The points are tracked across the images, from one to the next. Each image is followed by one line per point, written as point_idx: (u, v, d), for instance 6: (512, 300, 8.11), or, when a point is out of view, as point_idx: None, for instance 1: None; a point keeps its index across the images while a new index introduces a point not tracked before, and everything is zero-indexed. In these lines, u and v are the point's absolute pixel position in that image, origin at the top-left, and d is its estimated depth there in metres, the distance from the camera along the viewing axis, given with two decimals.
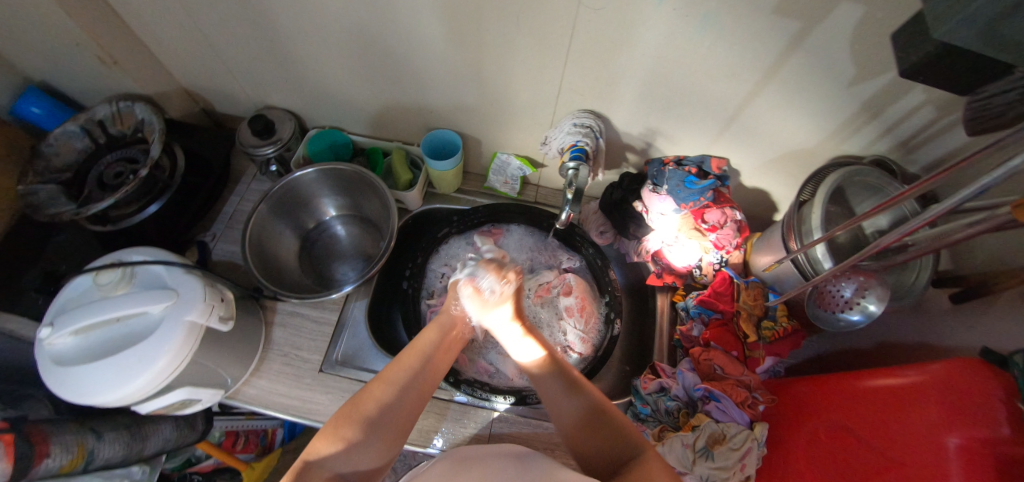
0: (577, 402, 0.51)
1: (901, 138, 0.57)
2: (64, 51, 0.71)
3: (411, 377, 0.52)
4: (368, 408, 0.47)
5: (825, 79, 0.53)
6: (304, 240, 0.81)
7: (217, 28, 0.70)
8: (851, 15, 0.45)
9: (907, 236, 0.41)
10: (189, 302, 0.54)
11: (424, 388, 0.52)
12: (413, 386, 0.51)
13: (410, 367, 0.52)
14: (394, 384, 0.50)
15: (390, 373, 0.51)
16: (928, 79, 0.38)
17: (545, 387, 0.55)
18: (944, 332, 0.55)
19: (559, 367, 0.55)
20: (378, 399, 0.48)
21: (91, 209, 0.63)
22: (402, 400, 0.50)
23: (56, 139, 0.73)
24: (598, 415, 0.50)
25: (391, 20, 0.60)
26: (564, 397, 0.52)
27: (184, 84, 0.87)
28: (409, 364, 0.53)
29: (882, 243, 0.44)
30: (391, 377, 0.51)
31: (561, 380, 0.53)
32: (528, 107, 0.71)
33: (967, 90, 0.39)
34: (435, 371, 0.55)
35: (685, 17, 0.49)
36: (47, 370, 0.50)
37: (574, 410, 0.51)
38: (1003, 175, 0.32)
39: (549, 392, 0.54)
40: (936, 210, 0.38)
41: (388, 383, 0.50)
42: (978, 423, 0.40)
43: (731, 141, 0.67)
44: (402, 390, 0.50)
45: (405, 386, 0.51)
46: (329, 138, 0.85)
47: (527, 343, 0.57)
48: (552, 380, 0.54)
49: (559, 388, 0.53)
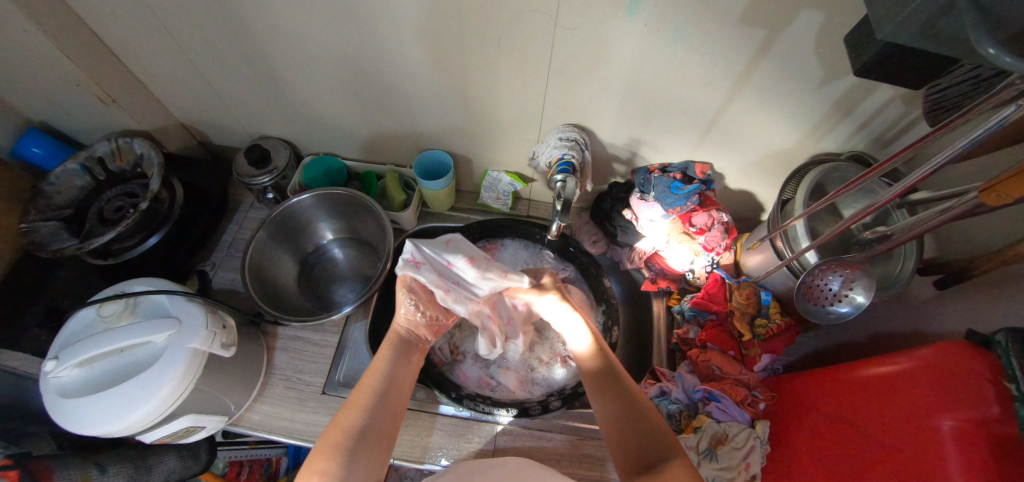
0: (614, 407, 0.53)
1: (874, 133, 0.60)
2: (66, 92, 0.74)
3: (376, 399, 0.54)
4: (340, 434, 0.50)
5: (795, 82, 0.56)
6: (303, 264, 0.82)
7: (215, 64, 0.73)
8: (813, 22, 0.48)
9: (878, 208, 0.45)
10: (192, 329, 0.55)
11: (390, 409, 0.54)
12: (378, 410, 0.53)
13: (372, 390, 0.55)
14: (359, 409, 0.52)
15: (355, 398, 0.53)
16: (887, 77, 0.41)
17: (591, 385, 0.57)
18: (931, 318, 0.56)
19: (610, 368, 0.57)
20: (346, 424, 0.51)
21: (93, 243, 0.65)
22: (372, 423, 0.52)
23: (57, 177, 0.74)
24: (638, 412, 0.52)
25: (381, 48, 0.63)
26: (606, 397, 0.54)
27: (181, 118, 0.89)
28: (370, 386, 0.55)
29: (857, 215, 0.48)
30: (356, 403, 0.53)
31: (608, 379, 0.56)
32: (516, 123, 0.73)
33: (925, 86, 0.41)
34: (399, 390, 0.57)
35: (658, 31, 0.53)
36: (51, 404, 0.50)
37: (613, 408, 0.53)
38: (952, 155, 0.35)
39: (594, 390, 0.56)
40: (901, 183, 0.42)
41: (354, 408, 0.52)
42: (969, 403, 0.41)
43: (713, 146, 0.70)
44: (367, 413, 0.52)
45: (371, 408, 0.53)
46: (324, 164, 0.87)
47: (579, 326, 0.64)
48: (599, 380, 0.57)
49: (603, 387, 0.55)
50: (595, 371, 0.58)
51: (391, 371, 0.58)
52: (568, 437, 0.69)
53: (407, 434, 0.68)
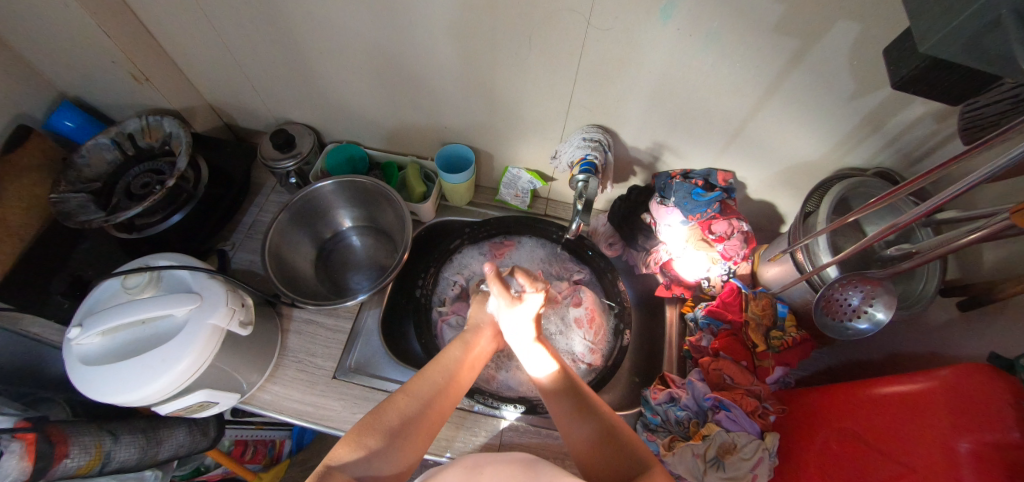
0: (589, 426, 0.51)
1: (902, 150, 0.60)
2: (102, 68, 0.76)
3: (431, 394, 0.54)
4: (390, 418, 0.50)
5: (824, 95, 0.56)
6: (321, 250, 0.84)
7: (245, 46, 0.73)
8: (849, 33, 0.48)
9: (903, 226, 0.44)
10: (213, 305, 0.56)
11: (441, 407, 0.54)
12: (430, 404, 0.53)
13: (428, 381, 0.55)
14: (428, 379, 0.55)
15: (412, 388, 0.54)
16: (923, 81, 0.41)
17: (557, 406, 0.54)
18: (954, 339, 0.55)
19: (574, 384, 0.55)
20: (400, 410, 0.52)
21: (119, 217, 0.66)
22: (422, 413, 0.52)
23: (88, 151, 0.76)
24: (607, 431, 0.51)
25: (409, 40, 0.64)
26: (573, 418, 0.52)
27: (209, 100, 0.91)
28: (433, 378, 0.56)
29: (878, 234, 0.47)
30: (413, 391, 0.54)
31: (572, 400, 0.54)
32: (540, 121, 0.73)
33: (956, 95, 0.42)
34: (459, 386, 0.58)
35: (689, 36, 0.53)
36: (73, 369, 0.51)
37: (582, 429, 0.51)
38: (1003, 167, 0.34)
39: (558, 411, 0.54)
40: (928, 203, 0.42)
41: (411, 395, 0.53)
42: (987, 426, 0.40)
43: (736, 154, 0.70)
44: (420, 403, 0.53)
45: (426, 401, 0.53)
46: (346, 152, 0.88)
47: (541, 355, 0.60)
48: (562, 397, 0.55)
49: (569, 408, 0.53)
50: (554, 390, 0.56)
51: (452, 366, 0.58)
52: None
53: None
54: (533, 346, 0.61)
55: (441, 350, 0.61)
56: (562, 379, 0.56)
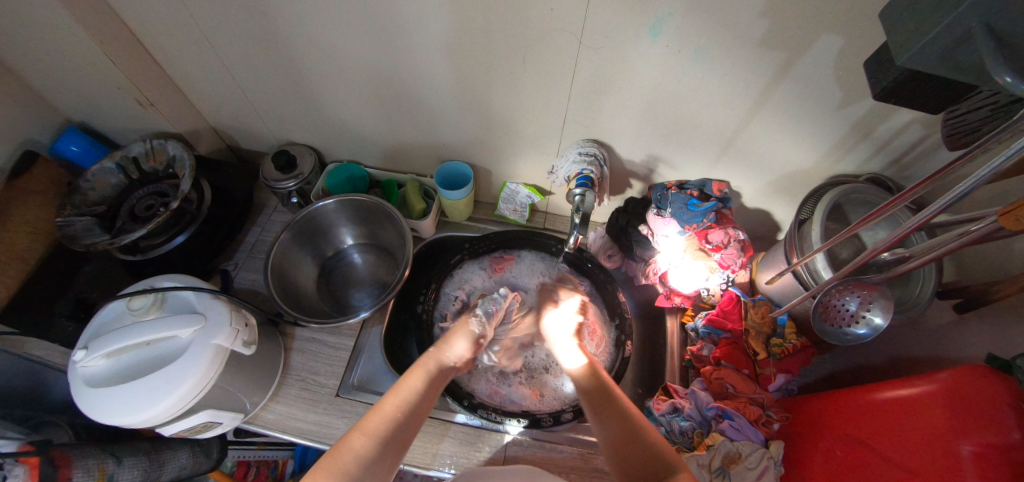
0: (614, 425, 0.52)
1: (891, 157, 0.61)
2: (109, 94, 0.78)
3: (416, 397, 0.54)
4: (376, 420, 0.50)
5: (813, 105, 0.57)
6: (323, 268, 0.84)
7: (248, 70, 0.76)
8: (833, 46, 0.50)
9: (901, 236, 0.45)
10: (216, 325, 0.57)
11: (422, 408, 0.53)
12: (395, 436, 0.49)
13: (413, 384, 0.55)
14: (412, 383, 0.55)
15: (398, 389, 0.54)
16: (905, 91, 0.42)
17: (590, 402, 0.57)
18: (953, 342, 0.56)
19: (606, 387, 0.57)
20: (385, 412, 0.51)
21: (124, 239, 0.67)
22: (409, 415, 0.51)
23: (94, 175, 0.78)
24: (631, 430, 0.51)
25: (407, 61, 0.66)
26: (601, 417, 0.54)
27: (213, 123, 0.93)
28: (392, 406, 0.51)
29: (879, 245, 0.48)
30: (370, 426, 0.49)
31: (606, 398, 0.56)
32: (537, 136, 0.75)
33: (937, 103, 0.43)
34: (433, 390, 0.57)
35: (679, 52, 0.55)
36: (78, 392, 0.52)
37: (612, 428, 0.52)
38: (989, 176, 0.35)
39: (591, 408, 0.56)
40: (923, 212, 0.42)
41: (371, 429, 0.49)
42: (987, 429, 0.41)
43: (730, 164, 0.71)
44: (405, 403, 0.52)
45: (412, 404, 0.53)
46: (347, 171, 0.89)
47: (576, 352, 0.65)
48: (594, 398, 0.57)
49: (601, 407, 0.55)
50: (590, 387, 0.58)
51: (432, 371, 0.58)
52: (578, 450, 0.68)
53: (419, 440, 0.68)
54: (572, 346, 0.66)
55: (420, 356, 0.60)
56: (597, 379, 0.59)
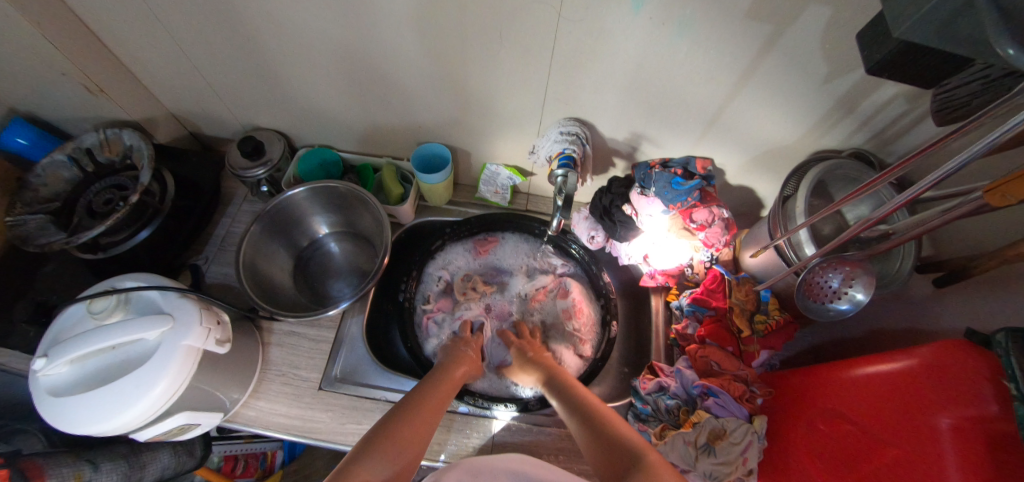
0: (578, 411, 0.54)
1: (877, 130, 0.59)
2: (51, 81, 0.72)
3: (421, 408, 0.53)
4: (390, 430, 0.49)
5: (798, 78, 0.55)
6: (298, 259, 0.81)
7: (201, 51, 0.70)
8: (822, 14, 0.47)
9: (887, 213, 0.43)
10: (185, 327, 0.54)
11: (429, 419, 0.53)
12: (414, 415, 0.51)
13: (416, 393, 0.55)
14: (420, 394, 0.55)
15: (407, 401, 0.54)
16: (896, 62, 0.40)
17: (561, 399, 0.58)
18: (931, 316, 0.56)
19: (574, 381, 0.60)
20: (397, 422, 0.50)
21: (81, 238, 0.63)
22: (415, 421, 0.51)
23: (44, 170, 0.73)
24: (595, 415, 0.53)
25: (373, 39, 0.62)
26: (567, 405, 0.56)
27: (171, 109, 0.87)
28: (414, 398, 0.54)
29: (862, 225, 0.47)
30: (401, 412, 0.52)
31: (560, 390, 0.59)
32: (515, 116, 0.72)
33: (927, 75, 0.41)
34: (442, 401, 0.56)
35: (662, 24, 0.51)
36: (41, 401, 0.49)
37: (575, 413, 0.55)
38: (982, 151, 0.34)
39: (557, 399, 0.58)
40: (910, 190, 0.41)
41: (398, 412, 0.51)
42: (967, 401, 0.41)
43: (714, 141, 0.69)
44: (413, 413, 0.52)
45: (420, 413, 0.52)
46: (318, 157, 0.85)
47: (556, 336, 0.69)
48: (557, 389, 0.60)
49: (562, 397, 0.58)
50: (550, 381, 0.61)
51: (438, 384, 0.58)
52: (565, 431, 0.69)
53: None
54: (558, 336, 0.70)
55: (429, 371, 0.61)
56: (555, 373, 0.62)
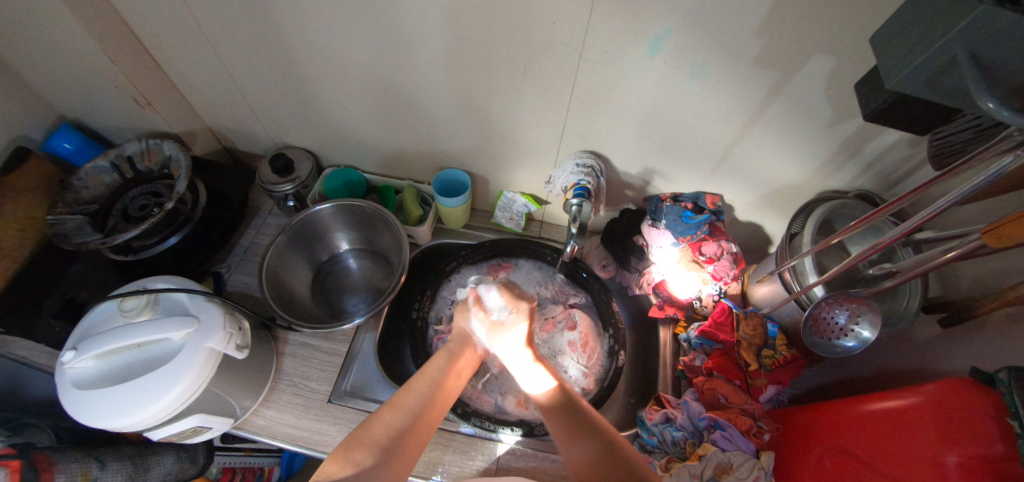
0: (591, 445, 0.51)
1: (879, 174, 0.63)
2: (106, 92, 0.77)
3: (419, 407, 0.54)
4: (379, 433, 0.50)
5: (804, 123, 0.59)
6: (317, 273, 0.84)
7: (248, 73, 0.76)
8: (825, 66, 0.51)
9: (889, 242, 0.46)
10: (210, 328, 0.56)
11: (428, 418, 0.54)
12: (417, 416, 0.53)
13: (414, 392, 0.55)
14: (415, 393, 0.55)
15: (399, 400, 0.54)
16: (892, 111, 0.44)
17: (557, 426, 0.55)
18: (938, 356, 0.57)
19: (572, 400, 0.56)
20: (387, 424, 0.51)
21: (116, 239, 0.66)
22: (410, 425, 0.52)
23: (87, 173, 0.78)
24: (611, 452, 0.50)
25: (408, 70, 0.67)
26: (577, 436, 0.52)
27: (210, 124, 0.92)
28: (418, 391, 0.55)
29: (864, 252, 0.49)
30: (401, 404, 0.54)
31: (571, 417, 0.54)
32: (535, 146, 0.76)
33: (923, 125, 0.45)
34: (442, 398, 0.57)
35: (676, 68, 0.56)
36: (65, 394, 0.51)
37: (586, 448, 0.51)
38: (976, 188, 0.37)
39: (564, 426, 0.54)
40: (908, 222, 0.44)
41: (400, 409, 0.53)
42: (973, 439, 0.42)
43: (723, 178, 0.73)
44: (408, 415, 0.53)
45: (415, 413, 0.53)
46: (344, 176, 0.89)
47: (540, 374, 0.59)
48: (564, 413, 0.55)
49: (571, 426, 0.53)
50: (554, 403, 0.56)
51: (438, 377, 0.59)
52: None
53: None
54: (531, 367, 0.59)
55: (424, 365, 0.60)
56: (561, 394, 0.57)
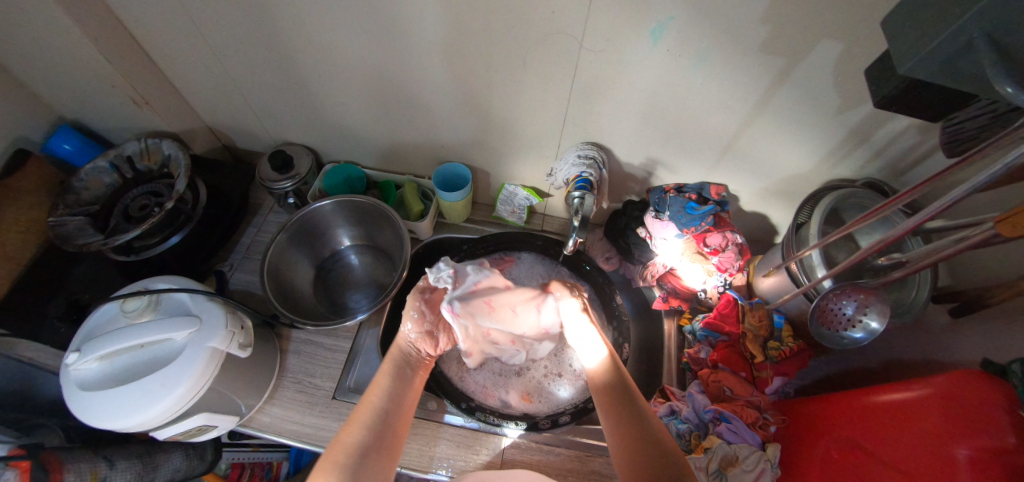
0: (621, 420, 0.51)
1: (889, 161, 0.61)
2: (103, 92, 0.77)
3: (376, 419, 0.53)
4: (338, 454, 0.49)
5: (811, 110, 0.58)
6: (319, 269, 0.84)
7: (244, 70, 0.75)
8: (834, 51, 0.50)
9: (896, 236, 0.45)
10: (212, 328, 0.56)
11: (390, 428, 0.53)
12: (380, 430, 0.52)
13: (371, 408, 0.54)
14: (368, 407, 0.54)
15: (354, 417, 0.53)
16: (904, 96, 0.43)
17: (601, 397, 0.56)
18: (949, 346, 0.56)
19: (618, 377, 0.56)
20: (346, 444, 0.50)
21: (118, 240, 0.66)
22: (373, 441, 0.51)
23: (87, 174, 0.77)
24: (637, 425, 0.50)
25: (405, 64, 0.66)
26: (611, 408, 0.53)
27: (208, 122, 0.92)
28: (371, 406, 0.54)
29: (873, 245, 0.48)
30: (356, 421, 0.52)
31: (609, 389, 0.55)
32: (536, 139, 0.75)
33: (936, 110, 0.44)
34: (401, 405, 0.57)
35: (679, 56, 0.55)
36: (70, 395, 0.51)
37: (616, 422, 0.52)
38: (990, 177, 0.36)
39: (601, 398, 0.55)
40: (919, 214, 0.43)
41: (354, 425, 0.52)
42: (984, 431, 0.41)
43: (728, 168, 0.71)
44: (368, 431, 0.52)
45: (372, 426, 0.52)
46: (344, 172, 0.89)
47: (596, 344, 0.63)
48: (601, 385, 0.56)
49: (607, 398, 0.55)
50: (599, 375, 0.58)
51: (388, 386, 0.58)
52: (575, 452, 0.68)
53: (415, 443, 0.68)
54: (589, 338, 0.64)
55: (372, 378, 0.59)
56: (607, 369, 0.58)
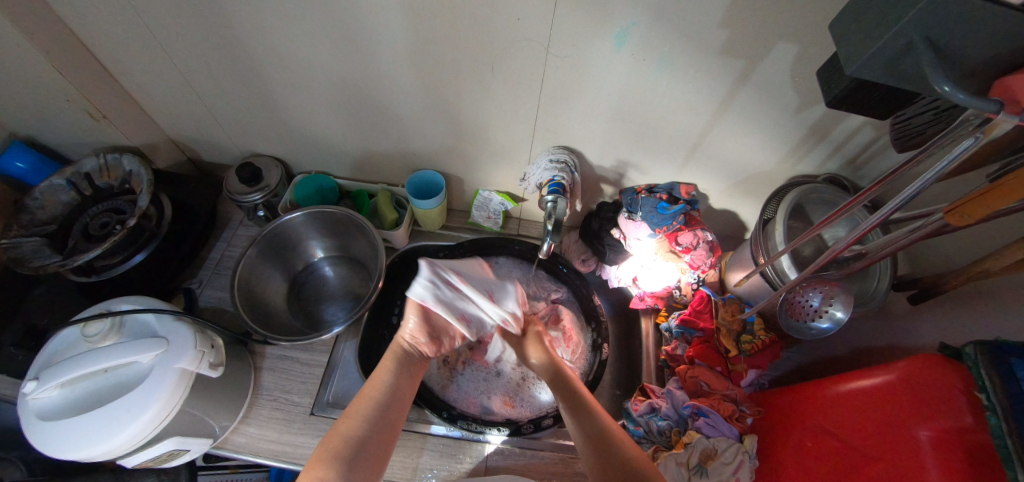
0: (586, 424, 0.54)
1: (847, 156, 0.64)
2: (57, 107, 0.74)
3: (375, 413, 0.53)
4: (336, 444, 0.48)
5: (772, 110, 0.59)
6: (292, 283, 0.82)
7: (207, 81, 0.73)
8: (790, 52, 0.51)
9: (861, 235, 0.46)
10: (180, 349, 0.54)
11: (388, 423, 0.53)
12: (377, 426, 0.52)
13: (371, 400, 0.54)
14: (368, 400, 0.54)
15: (353, 409, 0.53)
16: (854, 96, 0.44)
17: (558, 399, 0.58)
18: (909, 332, 0.58)
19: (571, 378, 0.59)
20: (345, 435, 0.50)
21: (78, 260, 0.63)
22: (369, 435, 0.51)
23: (42, 192, 0.74)
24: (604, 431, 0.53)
25: (373, 72, 0.65)
26: (574, 412, 0.56)
27: (172, 136, 0.89)
28: (370, 399, 0.54)
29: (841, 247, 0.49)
30: (355, 413, 0.52)
31: (569, 394, 0.58)
32: (509, 144, 0.75)
33: (884, 109, 0.46)
34: (400, 400, 0.56)
35: (644, 60, 0.56)
36: (28, 426, 0.49)
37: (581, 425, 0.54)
38: (939, 172, 0.37)
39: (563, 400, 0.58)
40: (879, 212, 0.44)
41: (355, 418, 0.51)
42: (943, 414, 0.43)
43: (697, 168, 0.73)
44: (367, 424, 0.51)
45: (372, 420, 0.52)
46: (315, 183, 0.87)
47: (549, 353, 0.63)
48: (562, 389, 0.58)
49: (568, 402, 0.57)
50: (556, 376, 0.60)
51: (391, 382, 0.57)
52: (560, 455, 0.68)
53: (398, 455, 0.67)
54: (545, 349, 0.63)
55: (373, 372, 0.58)
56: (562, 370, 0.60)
